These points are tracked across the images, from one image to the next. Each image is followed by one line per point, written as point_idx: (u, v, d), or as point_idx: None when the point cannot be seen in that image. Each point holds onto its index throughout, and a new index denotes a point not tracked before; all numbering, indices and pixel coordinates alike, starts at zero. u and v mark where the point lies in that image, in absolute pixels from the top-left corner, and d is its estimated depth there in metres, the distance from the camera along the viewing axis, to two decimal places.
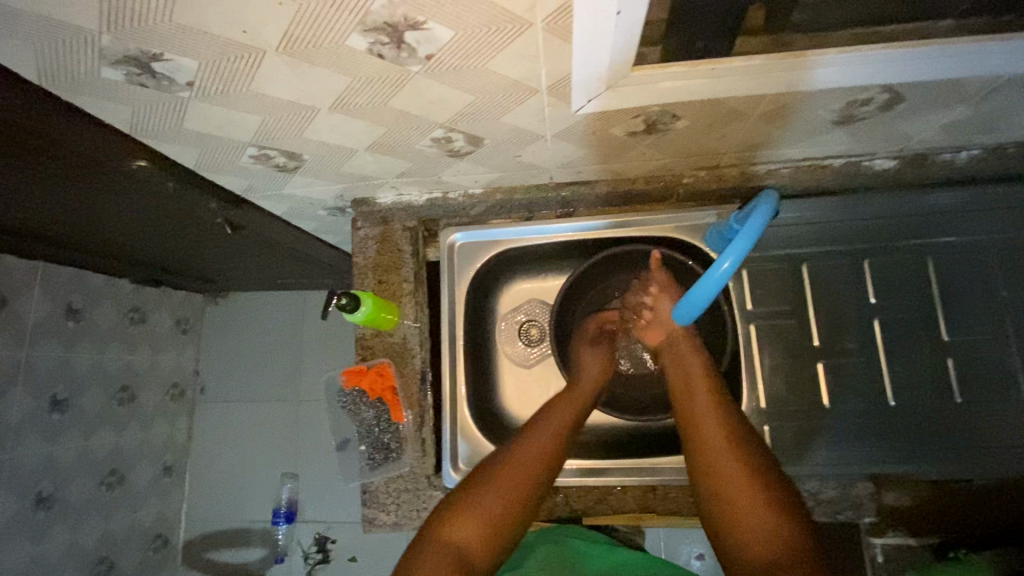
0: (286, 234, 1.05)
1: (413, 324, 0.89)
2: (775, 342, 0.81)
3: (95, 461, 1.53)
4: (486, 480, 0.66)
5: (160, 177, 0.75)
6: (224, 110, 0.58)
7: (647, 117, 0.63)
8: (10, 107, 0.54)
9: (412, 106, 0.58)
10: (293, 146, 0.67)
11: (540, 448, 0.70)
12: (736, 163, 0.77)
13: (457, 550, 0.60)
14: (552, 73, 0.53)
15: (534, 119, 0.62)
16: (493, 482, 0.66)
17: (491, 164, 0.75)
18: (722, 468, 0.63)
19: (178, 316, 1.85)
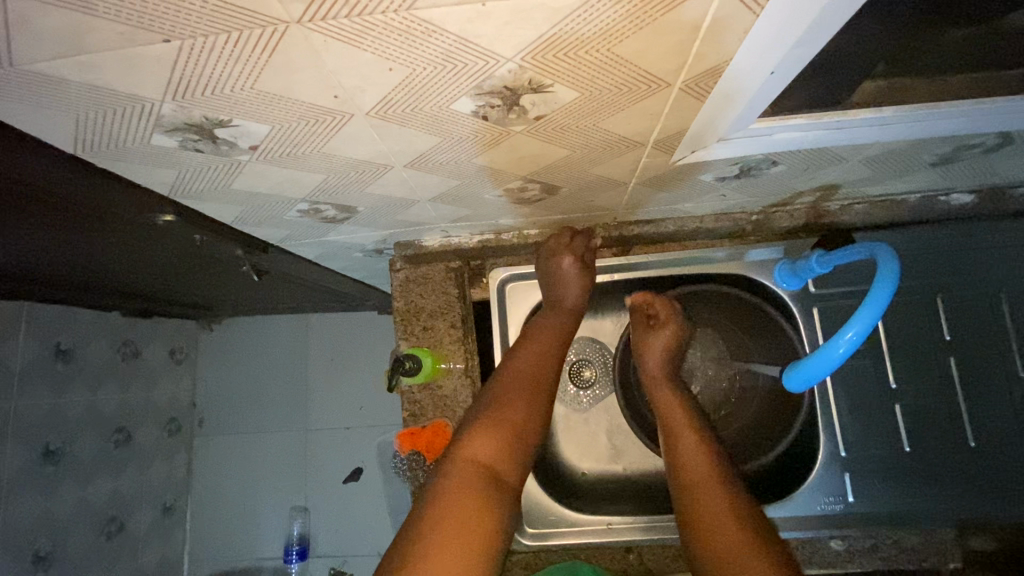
0: (310, 273, 0.97)
1: (464, 374, 0.83)
2: (849, 383, 0.78)
3: (94, 510, 1.43)
4: (490, 400, 0.62)
5: (188, 230, 0.67)
6: (285, 171, 0.51)
7: (745, 164, 0.58)
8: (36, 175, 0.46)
9: (499, 161, 0.52)
10: (349, 199, 0.60)
11: (533, 365, 0.66)
12: (811, 200, 0.74)
13: (481, 468, 0.56)
14: (667, 128, 0.47)
15: (625, 169, 0.56)
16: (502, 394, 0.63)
17: (558, 209, 0.69)
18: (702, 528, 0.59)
19: (172, 346, 1.74)
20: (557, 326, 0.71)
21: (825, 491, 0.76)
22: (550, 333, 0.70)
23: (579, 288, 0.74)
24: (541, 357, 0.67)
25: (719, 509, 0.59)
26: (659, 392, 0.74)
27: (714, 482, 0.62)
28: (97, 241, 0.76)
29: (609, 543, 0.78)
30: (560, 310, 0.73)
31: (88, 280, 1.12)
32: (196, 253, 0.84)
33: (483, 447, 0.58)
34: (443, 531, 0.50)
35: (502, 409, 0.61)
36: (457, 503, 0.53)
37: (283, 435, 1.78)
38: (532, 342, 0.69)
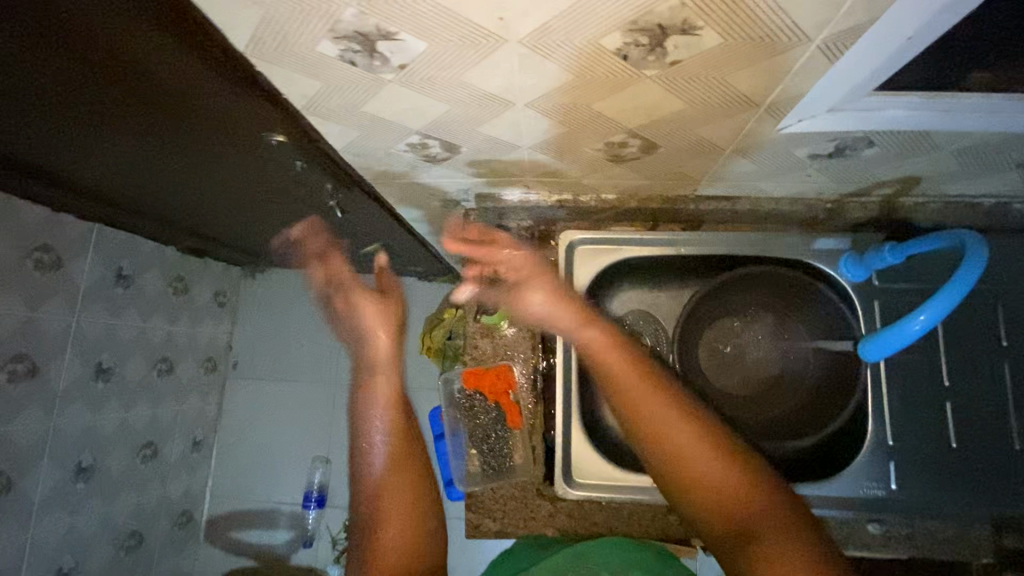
0: (382, 219, 1.01)
1: (526, 329, 0.87)
2: (902, 377, 0.80)
3: (133, 433, 1.48)
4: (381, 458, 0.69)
5: (295, 153, 0.71)
6: (418, 96, 0.54)
7: (842, 142, 0.60)
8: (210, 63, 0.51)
9: (616, 109, 0.55)
10: (458, 138, 0.64)
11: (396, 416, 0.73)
12: (887, 194, 0.76)
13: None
14: (787, 91, 0.50)
15: (728, 133, 0.59)
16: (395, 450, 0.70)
17: (645, 172, 0.72)
18: (720, 517, 0.62)
19: (217, 288, 1.80)
20: (390, 378, 0.76)
21: (866, 476, 0.78)
22: (378, 387, 0.75)
23: (384, 335, 0.80)
24: (388, 420, 0.72)
25: (743, 508, 0.61)
26: (615, 382, 0.70)
27: (716, 467, 0.63)
28: (200, 160, 0.80)
29: (653, 500, 0.80)
30: (380, 368, 0.77)
31: (164, 208, 1.17)
32: (285, 184, 0.88)
33: (396, 511, 0.66)
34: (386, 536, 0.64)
35: (392, 483, 0.67)
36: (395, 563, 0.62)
37: (313, 386, 1.84)
38: (371, 397, 0.74)
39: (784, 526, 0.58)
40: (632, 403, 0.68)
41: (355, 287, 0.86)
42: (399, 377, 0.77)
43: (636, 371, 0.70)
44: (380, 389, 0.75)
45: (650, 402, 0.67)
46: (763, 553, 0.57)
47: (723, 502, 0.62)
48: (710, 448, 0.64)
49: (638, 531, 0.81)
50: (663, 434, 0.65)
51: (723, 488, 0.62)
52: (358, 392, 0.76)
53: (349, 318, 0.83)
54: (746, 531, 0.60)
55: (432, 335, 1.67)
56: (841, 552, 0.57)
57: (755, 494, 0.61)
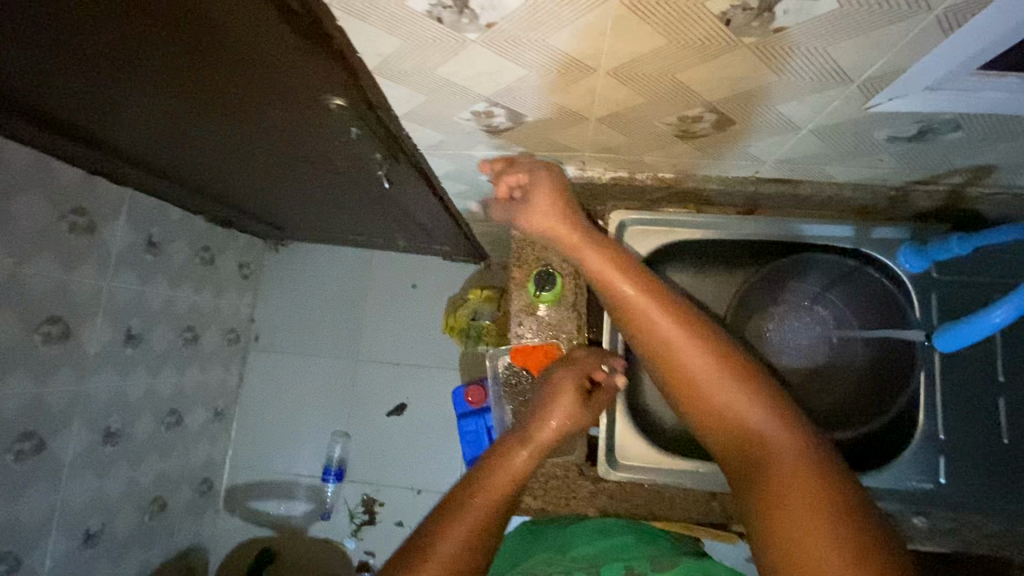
0: (424, 192, 1.00)
1: (574, 307, 0.86)
2: (959, 372, 0.79)
3: (159, 400, 1.49)
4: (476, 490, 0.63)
5: (351, 119, 0.70)
6: (498, 59, 0.53)
7: (925, 125, 0.58)
8: (288, 14, 0.49)
9: (701, 80, 0.53)
10: (526, 107, 0.62)
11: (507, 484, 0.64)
12: (954, 183, 0.74)
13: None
14: (888, 66, 0.48)
15: (810, 111, 0.57)
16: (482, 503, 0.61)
17: (711, 150, 0.70)
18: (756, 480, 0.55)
19: (242, 260, 1.79)
20: (505, 489, 0.64)
21: (915, 470, 0.77)
22: (513, 467, 0.66)
23: (554, 432, 0.72)
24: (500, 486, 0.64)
25: (816, 522, 0.49)
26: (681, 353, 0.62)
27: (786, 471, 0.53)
28: (254, 126, 0.79)
29: (695, 486, 0.80)
30: (528, 450, 0.69)
31: (204, 176, 1.17)
32: (331, 153, 0.86)
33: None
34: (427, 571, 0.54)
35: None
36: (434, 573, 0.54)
37: (334, 361, 1.84)
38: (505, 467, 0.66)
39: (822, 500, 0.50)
40: (695, 376, 0.61)
41: (567, 378, 0.77)
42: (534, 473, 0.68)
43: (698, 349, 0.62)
44: (496, 482, 0.64)
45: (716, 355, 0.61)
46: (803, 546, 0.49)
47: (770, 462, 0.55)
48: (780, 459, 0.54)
49: (680, 515, 0.81)
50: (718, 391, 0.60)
51: (790, 498, 0.51)
52: (508, 438, 0.71)
53: (542, 399, 0.76)
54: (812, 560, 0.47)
55: (456, 315, 1.67)
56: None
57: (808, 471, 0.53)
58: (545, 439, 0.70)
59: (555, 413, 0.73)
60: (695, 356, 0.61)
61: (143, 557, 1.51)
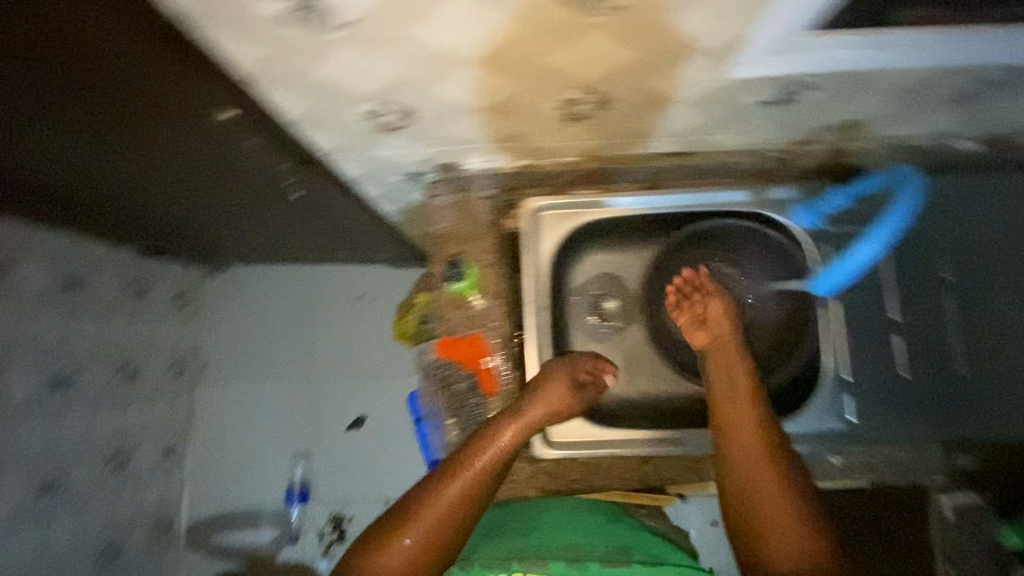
0: (343, 200, 0.99)
1: (498, 297, 0.86)
2: (856, 317, 0.85)
3: (101, 442, 1.43)
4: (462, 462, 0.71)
5: (251, 134, 0.69)
6: (367, 57, 0.53)
7: (785, 87, 0.62)
8: (136, 39, 0.47)
9: (567, 62, 0.56)
10: (412, 103, 0.63)
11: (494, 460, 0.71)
12: (831, 141, 0.79)
13: (408, 555, 0.64)
14: (731, 34, 0.52)
15: (678, 83, 0.61)
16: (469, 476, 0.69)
17: (602, 130, 0.73)
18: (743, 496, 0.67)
19: (177, 290, 1.73)
20: (492, 463, 0.71)
21: (825, 411, 0.83)
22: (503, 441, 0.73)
23: (542, 412, 0.77)
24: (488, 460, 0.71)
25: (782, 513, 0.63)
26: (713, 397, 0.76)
27: (770, 472, 0.67)
28: (155, 161, 0.76)
29: (627, 453, 0.83)
30: (514, 425, 0.74)
31: (120, 210, 1.11)
32: (239, 176, 0.84)
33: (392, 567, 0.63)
34: (419, 524, 0.65)
35: (411, 545, 0.64)
36: (431, 520, 0.65)
37: (286, 382, 1.80)
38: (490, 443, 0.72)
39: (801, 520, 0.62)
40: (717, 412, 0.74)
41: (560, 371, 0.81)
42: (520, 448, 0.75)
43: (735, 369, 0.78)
44: (482, 455, 0.71)
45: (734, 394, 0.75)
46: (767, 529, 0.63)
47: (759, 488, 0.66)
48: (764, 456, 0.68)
49: (617, 483, 0.84)
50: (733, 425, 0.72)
51: (767, 493, 0.65)
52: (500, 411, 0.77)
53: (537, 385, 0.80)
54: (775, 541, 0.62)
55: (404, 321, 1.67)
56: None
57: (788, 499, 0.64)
58: (533, 417, 0.75)
59: (546, 394, 0.78)
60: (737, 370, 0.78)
61: None
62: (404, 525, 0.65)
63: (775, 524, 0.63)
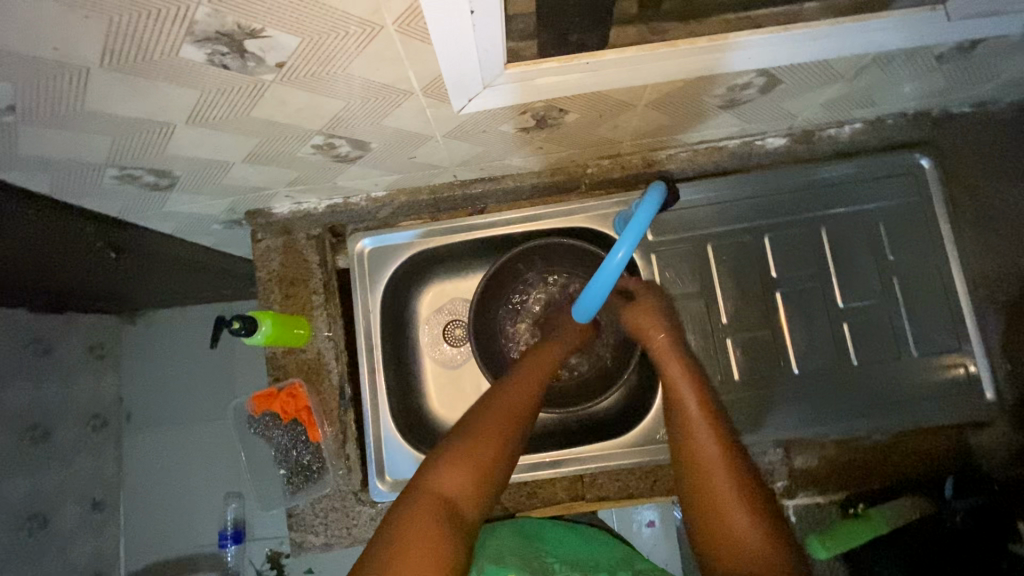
0: (182, 248, 0.97)
1: (328, 336, 0.85)
2: (687, 324, 0.84)
3: (12, 507, 1.41)
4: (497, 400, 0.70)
5: (24, 209, 0.67)
6: (65, 133, 0.52)
7: (535, 113, 0.61)
8: None
9: (280, 116, 0.54)
10: (160, 165, 0.62)
11: (527, 393, 0.72)
12: (635, 150, 0.78)
13: (446, 502, 0.58)
14: (422, 74, 0.50)
15: (418, 121, 0.59)
16: (503, 416, 0.68)
17: (386, 166, 0.72)
18: (699, 485, 0.62)
19: (91, 341, 1.71)
20: (528, 394, 0.72)
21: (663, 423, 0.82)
22: (529, 370, 0.76)
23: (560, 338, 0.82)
24: (527, 393, 0.72)
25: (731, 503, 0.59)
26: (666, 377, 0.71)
27: (721, 459, 0.62)
28: None
29: None
30: (535, 356, 0.79)
31: None
32: (46, 244, 0.83)
33: (452, 482, 0.60)
34: (466, 454, 0.62)
35: (466, 463, 0.62)
36: (476, 450, 0.63)
37: (213, 423, 1.79)
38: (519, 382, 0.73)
39: (754, 505, 0.59)
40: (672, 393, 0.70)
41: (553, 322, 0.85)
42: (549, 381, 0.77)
43: (677, 352, 0.73)
44: (524, 384, 0.73)
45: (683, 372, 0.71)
46: (724, 516, 0.59)
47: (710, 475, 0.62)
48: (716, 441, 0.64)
49: None
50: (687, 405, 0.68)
51: (717, 480, 0.61)
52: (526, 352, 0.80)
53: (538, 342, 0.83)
54: (722, 534, 0.58)
55: None
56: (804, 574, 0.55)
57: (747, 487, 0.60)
58: (552, 349, 0.80)
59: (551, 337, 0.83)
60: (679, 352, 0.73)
61: None
62: (454, 462, 0.61)
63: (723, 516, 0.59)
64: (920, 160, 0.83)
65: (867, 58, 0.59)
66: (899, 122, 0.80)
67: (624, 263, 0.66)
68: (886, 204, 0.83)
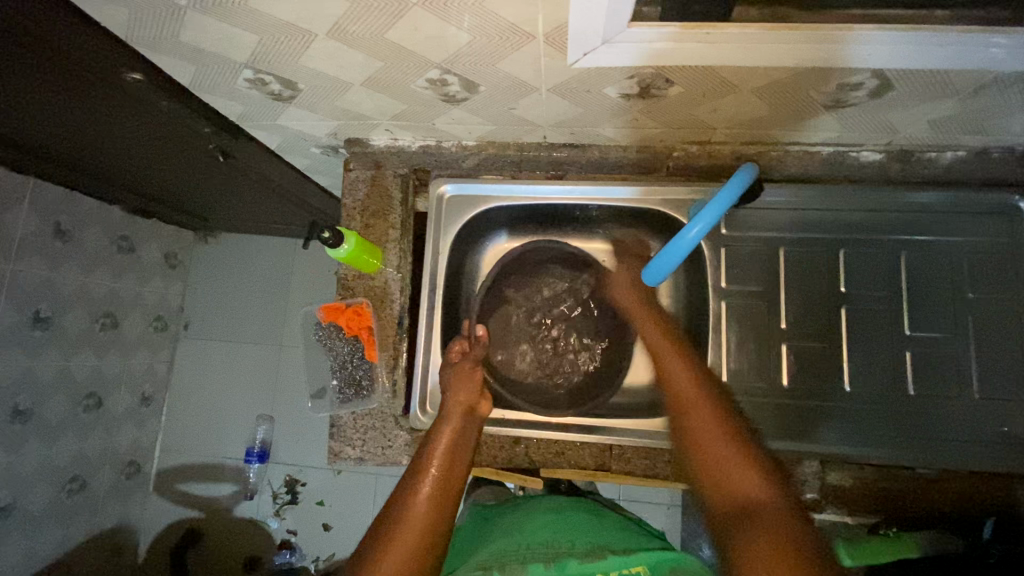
0: (276, 169, 1.05)
1: (396, 270, 0.90)
2: (743, 321, 0.84)
3: (74, 383, 1.54)
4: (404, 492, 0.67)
5: (162, 98, 0.74)
6: (222, 25, 0.58)
7: (641, 80, 0.63)
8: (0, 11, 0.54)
9: (411, 41, 0.59)
10: (289, 74, 0.68)
11: (433, 473, 0.69)
12: (726, 140, 0.79)
13: None
14: (549, 19, 0.53)
15: (530, 69, 0.63)
16: (413, 506, 0.65)
17: (486, 114, 0.75)
18: (704, 470, 0.64)
19: (168, 250, 1.83)
20: (435, 470, 0.70)
21: None
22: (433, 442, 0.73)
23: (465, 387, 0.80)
24: (434, 471, 0.70)
25: (736, 462, 0.63)
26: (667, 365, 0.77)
27: (717, 434, 0.66)
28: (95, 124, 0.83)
29: (499, 433, 0.85)
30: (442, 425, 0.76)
31: (92, 174, 1.20)
32: (166, 138, 0.91)
33: None
34: (389, 556, 0.60)
35: (397, 545, 0.61)
36: (400, 552, 0.60)
37: (259, 347, 1.89)
38: (421, 467, 0.70)
39: (759, 468, 0.62)
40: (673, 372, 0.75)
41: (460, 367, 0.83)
42: (462, 452, 0.74)
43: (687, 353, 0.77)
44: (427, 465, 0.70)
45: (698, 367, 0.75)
46: (724, 473, 0.62)
47: (716, 455, 0.64)
48: (712, 412, 0.68)
49: (489, 462, 0.86)
50: (689, 386, 0.72)
51: (717, 447, 0.65)
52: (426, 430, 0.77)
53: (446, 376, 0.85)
54: (727, 488, 0.61)
55: None
56: (816, 533, 0.56)
57: (762, 468, 0.62)
58: (448, 421, 0.76)
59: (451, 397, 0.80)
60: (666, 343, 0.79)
61: (62, 535, 1.58)
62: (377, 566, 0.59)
63: (727, 475, 0.62)
64: (1019, 202, 0.80)
65: (990, 75, 0.58)
66: (1004, 158, 0.78)
67: (696, 241, 0.68)
68: (971, 240, 0.81)
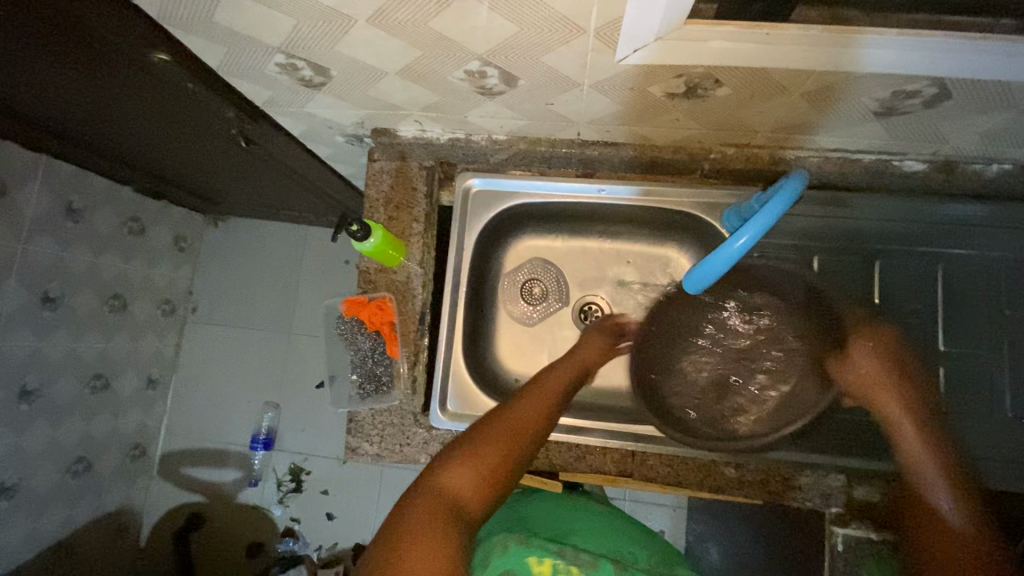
0: (297, 156, 1.03)
1: (419, 265, 0.88)
2: None
3: (82, 365, 1.53)
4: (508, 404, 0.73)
5: (188, 81, 0.72)
6: (258, 7, 0.56)
7: (689, 79, 0.61)
8: None
9: (454, 30, 0.56)
10: (322, 60, 0.65)
11: (541, 401, 0.75)
12: (766, 144, 0.77)
13: (447, 495, 0.59)
14: (603, 13, 0.51)
15: (575, 64, 0.60)
16: (514, 419, 0.70)
17: (521, 108, 0.73)
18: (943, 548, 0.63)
19: (178, 233, 1.81)
20: (541, 402, 0.74)
21: None
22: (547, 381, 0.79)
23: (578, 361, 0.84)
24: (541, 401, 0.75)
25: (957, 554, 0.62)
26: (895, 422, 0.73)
27: (956, 525, 0.64)
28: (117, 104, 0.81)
29: None
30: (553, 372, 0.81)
31: (107, 153, 1.18)
32: (189, 120, 0.89)
33: (459, 477, 0.61)
34: (479, 451, 0.64)
35: (493, 443, 0.66)
36: (493, 450, 0.65)
37: (267, 334, 1.87)
38: (532, 392, 0.76)
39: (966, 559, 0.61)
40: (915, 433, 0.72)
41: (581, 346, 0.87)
42: (563, 400, 0.78)
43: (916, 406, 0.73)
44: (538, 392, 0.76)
45: (922, 426, 0.72)
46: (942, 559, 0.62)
47: (944, 545, 0.63)
48: (959, 497, 0.66)
49: None
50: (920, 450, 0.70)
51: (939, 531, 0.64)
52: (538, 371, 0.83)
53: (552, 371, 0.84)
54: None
55: None
56: None
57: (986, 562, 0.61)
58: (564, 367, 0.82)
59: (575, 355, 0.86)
60: (913, 391, 0.74)
61: (66, 515, 1.58)
62: (468, 453, 0.64)
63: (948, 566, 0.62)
64: None
65: None
66: None
67: (745, 249, 0.65)
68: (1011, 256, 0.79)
